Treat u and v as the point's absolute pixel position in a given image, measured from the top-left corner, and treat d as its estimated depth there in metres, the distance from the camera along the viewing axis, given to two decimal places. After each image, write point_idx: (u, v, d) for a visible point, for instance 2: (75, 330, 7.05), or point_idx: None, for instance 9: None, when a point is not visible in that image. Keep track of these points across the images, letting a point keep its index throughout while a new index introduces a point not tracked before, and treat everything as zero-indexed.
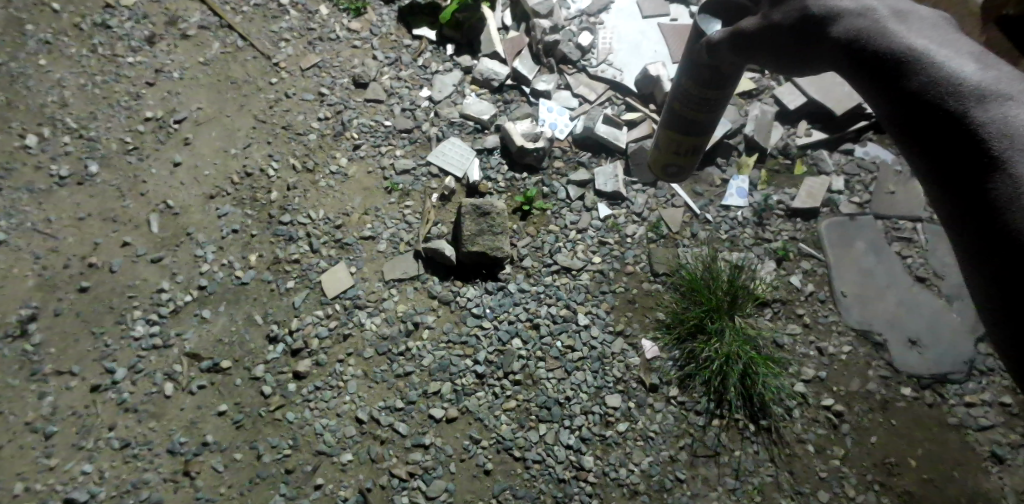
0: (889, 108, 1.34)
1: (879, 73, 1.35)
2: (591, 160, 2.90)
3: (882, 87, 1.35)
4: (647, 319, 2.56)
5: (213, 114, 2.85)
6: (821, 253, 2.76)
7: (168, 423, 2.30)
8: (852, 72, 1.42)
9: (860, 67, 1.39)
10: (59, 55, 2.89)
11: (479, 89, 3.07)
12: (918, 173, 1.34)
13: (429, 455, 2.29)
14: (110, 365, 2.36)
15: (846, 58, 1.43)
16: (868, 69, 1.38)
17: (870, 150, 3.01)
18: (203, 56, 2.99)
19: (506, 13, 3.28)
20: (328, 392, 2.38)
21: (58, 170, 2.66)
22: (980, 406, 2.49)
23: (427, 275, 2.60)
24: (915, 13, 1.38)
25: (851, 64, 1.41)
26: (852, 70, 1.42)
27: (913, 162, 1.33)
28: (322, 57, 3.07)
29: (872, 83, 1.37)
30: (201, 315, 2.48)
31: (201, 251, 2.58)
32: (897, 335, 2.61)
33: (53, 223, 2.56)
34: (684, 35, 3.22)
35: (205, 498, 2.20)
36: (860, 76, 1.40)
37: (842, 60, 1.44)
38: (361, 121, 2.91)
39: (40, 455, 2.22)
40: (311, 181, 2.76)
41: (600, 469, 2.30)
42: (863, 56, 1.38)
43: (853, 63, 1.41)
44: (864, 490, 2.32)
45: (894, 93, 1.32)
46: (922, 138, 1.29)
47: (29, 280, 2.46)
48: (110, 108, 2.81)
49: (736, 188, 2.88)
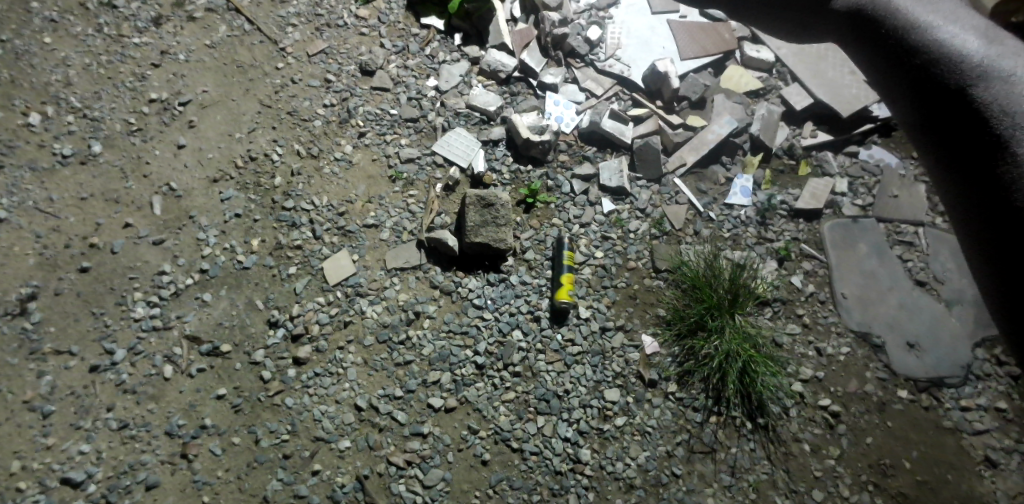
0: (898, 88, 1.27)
1: (885, 50, 1.28)
2: (596, 155, 2.90)
3: (879, 53, 1.30)
4: (647, 314, 2.57)
5: (218, 97, 2.84)
6: (823, 254, 2.77)
7: (167, 405, 2.31)
8: (856, 45, 1.35)
9: (863, 39, 1.33)
10: (64, 34, 2.86)
11: (486, 80, 3.06)
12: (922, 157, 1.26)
13: (427, 444, 2.30)
14: (110, 346, 2.36)
15: (851, 30, 1.36)
16: (874, 42, 1.31)
17: (874, 153, 3.01)
18: (210, 38, 2.97)
19: (514, 4, 3.24)
20: (328, 379, 2.38)
21: (61, 149, 2.64)
22: (976, 410, 2.51)
23: (429, 264, 2.61)
24: None
25: (854, 36, 1.35)
26: (857, 46, 1.35)
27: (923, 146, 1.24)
28: (329, 43, 3.05)
29: (876, 58, 1.31)
30: (203, 298, 2.48)
31: (203, 234, 2.58)
32: (896, 338, 2.62)
33: (55, 202, 2.55)
34: (693, 32, 3.22)
35: (202, 481, 2.21)
36: (866, 51, 1.34)
37: (845, 35, 1.38)
38: (367, 109, 2.90)
39: (37, 434, 2.21)
40: (316, 167, 2.75)
41: (597, 463, 2.31)
42: (864, 28, 1.33)
43: (858, 36, 1.34)
44: (859, 490, 2.34)
45: (894, 69, 1.27)
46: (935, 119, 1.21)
47: (30, 259, 2.44)
48: (114, 88, 2.79)
49: (740, 187, 2.88)
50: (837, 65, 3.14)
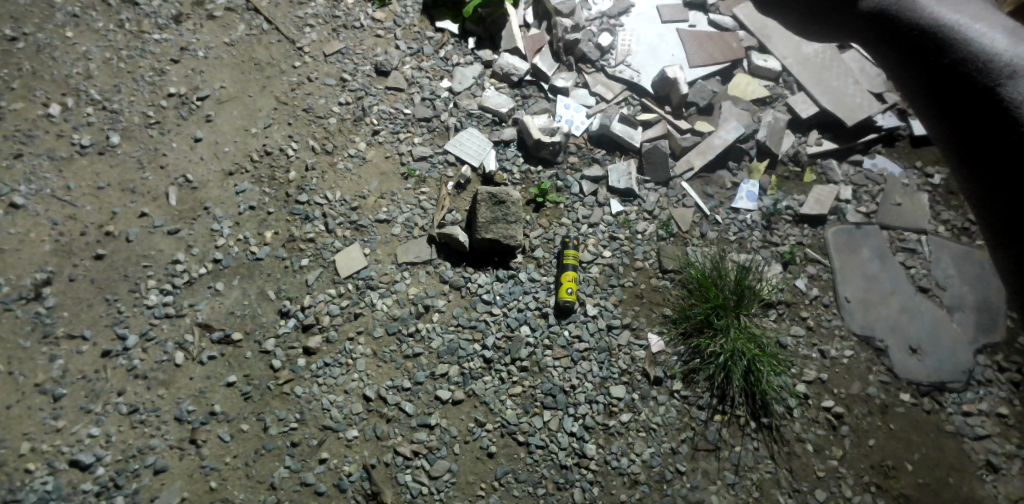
0: (924, 83, 1.45)
1: (915, 49, 1.46)
2: (605, 157, 2.96)
3: (897, 51, 1.50)
4: (653, 314, 2.61)
5: (236, 93, 2.90)
6: (827, 259, 2.81)
7: (177, 391, 2.33)
8: (877, 45, 1.54)
9: (883, 39, 1.52)
10: (86, 29, 2.90)
11: (498, 83, 3.13)
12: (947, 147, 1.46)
13: (434, 435, 2.32)
14: (122, 332, 2.37)
15: (872, 31, 1.54)
16: (890, 43, 1.51)
17: (878, 162, 3.08)
18: (229, 36, 3.03)
19: (527, 10, 3.32)
20: (337, 369, 2.41)
21: (80, 139, 2.66)
22: (977, 415, 2.54)
23: (439, 260, 2.65)
24: None
25: (876, 37, 1.54)
26: (879, 46, 1.54)
27: (950, 141, 1.43)
28: (346, 44, 3.11)
29: (896, 55, 1.50)
30: (215, 287, 2.51)
31: (217, 225, 2.61)
32: (899, 342, 2.65)
33: (72, 190, 2.57)
34: (702, 41, 3.30)
35: (210, 467, 2.22)
36: (885, 50, 1.53)
37: (868, 34, 1.56)
38: (382, 108, 2.96)
39: (47, 417, 2.22)
40: (330, 163, 2.80)
41: (601, 458, 2.33)
42: (889, 29, 1.50)
43: (878, 37, 1.53)
44: (861, 491, 2.36)
45: (911, 63, 1.47)
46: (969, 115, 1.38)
47: (45, 245, 2.46)
48: (133, 82, 2.83)
49: (746, 192, 2.94)
50: (843, 76, 3.21)
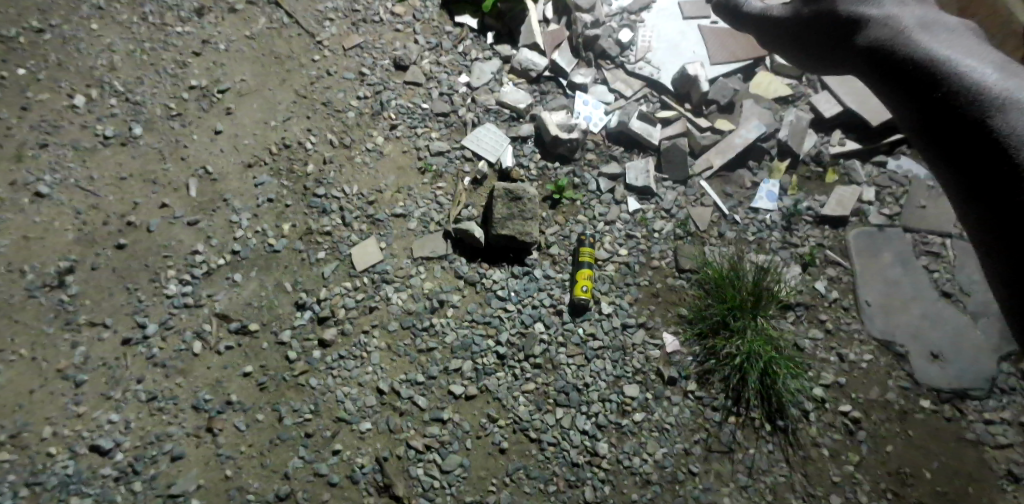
0: (913, 110, 1.39)
1: (904, 79, 1.41)
2: (623, 155, 2.94)
3: (888, 82, 1.46)
4: (670, 313, 2.59)
5: (256, 86, 2.92)
6: (848, 261, 2.78)
7: (194, 380, 2.35)
8: (869, 73, 1.52)
9: (878, 72, 1.48)
10: (111, 21, 2.93)
11: (517, 79, 3.12)
12: (941, 179, 1.36)
13: (446, 430, 2.33)
14: (142, 320, 2.41)
15: (873, 66, 1.49)
16: (890, 78, 1.45)
17: (902, 163, 3.01)
18: (250, 30, 3.04)
19: (547, 6, 3.31)
20: (352, 362, 2.42)
21: (103, 130, 2.70)
22: (999, 424, 2.49)
23: (454, 255, 2.65)
24: (940, 24, 1.45)
25: (876, 72, 1.49)
26: (874, 76, 1.50)
27: (941, 170, 1.34)
28: (365, 38, 3.12)
29: (891, 89, 1.44)
30: (233, 279, 2.53)
31: (236, 217, 2.63)
32: (921, 347, 2.61)
33: (95, 181, 2.60)
34: (724, 37, 3.27)
35: (226, 456, 2.24)
36: (882, 82, 1.47)
37: (865, 68, 1.53)
38: (399, 102, 2.96)
39: (69, 402, 2.26)
40: (347, 156, 2.81)
41: (613, 457, 2.32)
42: (887, 63, 1.46)
43: (878, 70, 1.48)
44: (878, 497, 2.33)
45: (903, 93, 1.41)
46: (951, 142, 1.31)
47: (69, 234, 2.50)
48: (156, 74, 2.86)
49: (766, 192, 2.90)
50: None
